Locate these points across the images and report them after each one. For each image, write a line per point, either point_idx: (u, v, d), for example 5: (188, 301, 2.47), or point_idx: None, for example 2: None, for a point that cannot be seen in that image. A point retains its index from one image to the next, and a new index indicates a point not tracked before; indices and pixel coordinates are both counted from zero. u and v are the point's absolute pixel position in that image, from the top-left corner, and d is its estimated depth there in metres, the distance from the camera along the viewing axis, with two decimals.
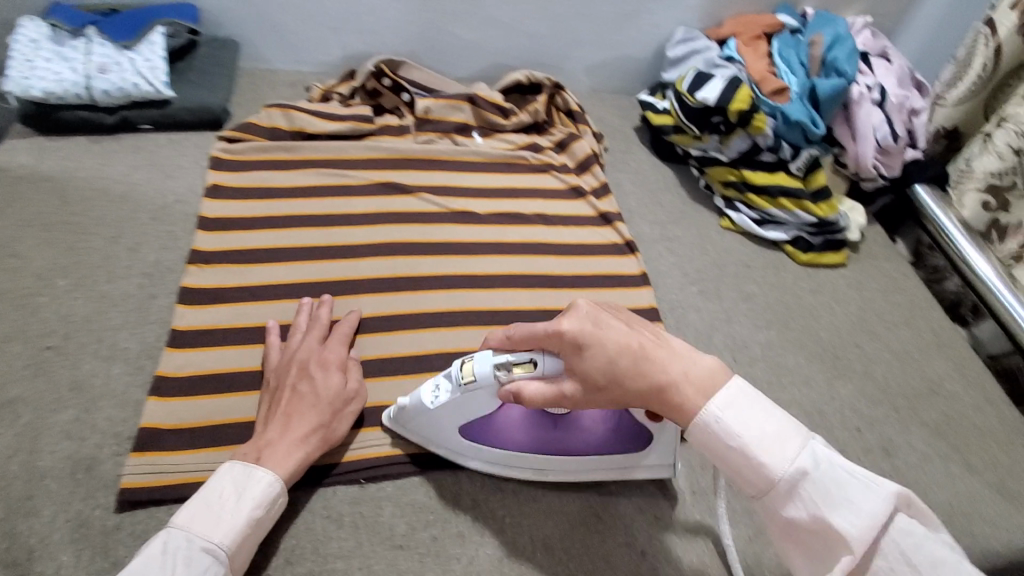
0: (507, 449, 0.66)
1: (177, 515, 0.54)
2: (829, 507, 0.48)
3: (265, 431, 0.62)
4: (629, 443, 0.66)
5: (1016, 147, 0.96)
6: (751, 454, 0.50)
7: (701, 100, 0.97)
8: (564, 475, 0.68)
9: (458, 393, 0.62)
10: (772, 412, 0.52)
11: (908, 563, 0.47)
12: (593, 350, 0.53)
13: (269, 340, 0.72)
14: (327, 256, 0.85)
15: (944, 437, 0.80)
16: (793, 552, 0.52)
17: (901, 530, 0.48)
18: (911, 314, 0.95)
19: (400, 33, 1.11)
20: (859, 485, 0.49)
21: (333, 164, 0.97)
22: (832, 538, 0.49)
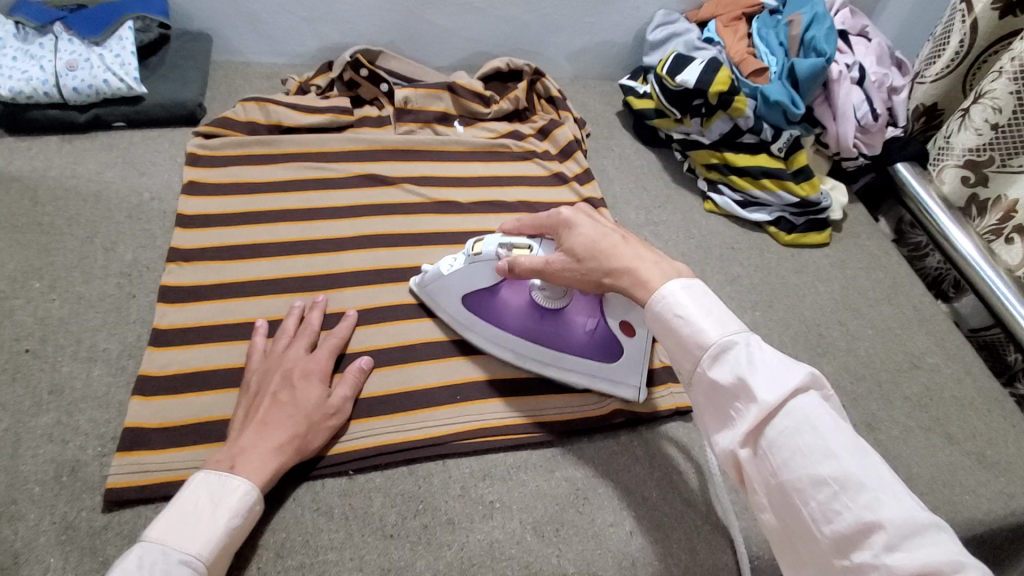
0: (496, 327, 0.75)
1: (149, 530, 0.52)
2: (748, 375, 0.46)
3: (240, 436, 0.61)
4: (603, 352, 0.73)
5: (993, 122, 0.96)
6: (688, 322, 0.50)
7: (680, 83, 0.97)
8: (541, 364, 0.75)
9: (467, 266, 0.72)
10: (717, 301, 0.51)
11: (811, 434, 0.43)
12: (579, 232, 0.61)
13: (255, 340, 0.71)
14: (310, 250, 0.84)
15: (925, 409, 0.82)
16: (708, 419, 0.49)
17: (812, 406, 0.44)
18: (893, 291, 0.97)
19: (377, 23, 1.09)
20: (777, 361, 0.46)
21: (313, 156, 0.96)
22: (742, 399, 0.46)
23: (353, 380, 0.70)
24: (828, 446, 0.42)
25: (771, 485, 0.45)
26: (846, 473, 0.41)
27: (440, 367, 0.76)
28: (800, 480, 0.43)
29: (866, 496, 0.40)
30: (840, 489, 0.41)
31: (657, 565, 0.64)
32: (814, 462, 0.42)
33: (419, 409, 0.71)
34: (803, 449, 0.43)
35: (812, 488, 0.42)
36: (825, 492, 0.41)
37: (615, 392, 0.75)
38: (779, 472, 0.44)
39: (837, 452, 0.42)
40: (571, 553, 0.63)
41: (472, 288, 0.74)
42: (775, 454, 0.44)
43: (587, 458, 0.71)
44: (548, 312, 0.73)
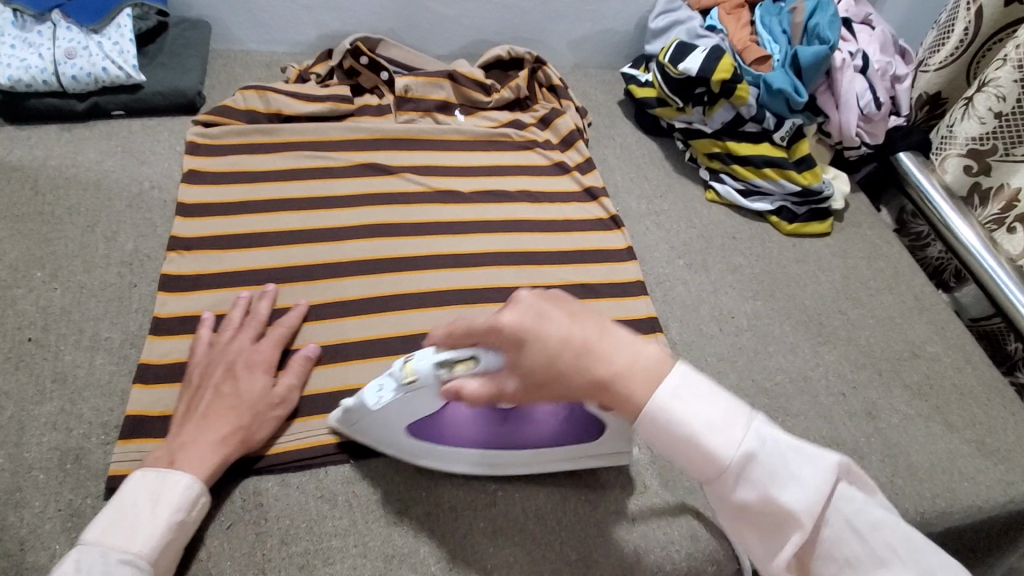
0: (464, 449, 0.64)
1: (87, 533, 0.52)
2: (782, 494, 0.44)
3: (180, 432, 0.61)
4: (585, 432, 0.64)
5: (997, 111, 0.96)
6: (700, 442, 0.44)
7: (683, 71, 0.97)
8: (528, 467, 0.66)
9: (400, 393, 0.58)
10: (712, 396, 0.46)
11: (859, 542, 0.44)
12: (535, 346, 0.47)
13: (199, 333, 0.69)
14: (309, 240, 0.84)
15: (925, 398, 0.82)
16: (747, 535, 0.47)
17: (847, 505, 0.44)
18: (894, 280, 0.96)
19: (377, 10, 1.08)
20: (800, 462, 0.44)
21: (313, 145, 0.95)
22: (785, 519, 0.44)
23: (299, 369, 0.69)
24: (874, 553, 0.43)
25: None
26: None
27: None
28: None
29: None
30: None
31: (658, 552, 0.64)
32: (866, 569, 0.43)
33: None
34: (854, 559, 0.44)
35: None
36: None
37: (606, 462, 0.68)
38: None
39: (887, 556, 0.43)
40: (572, 540, 0.64)
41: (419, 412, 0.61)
42: (827, 565, 0.45)
43: None
44: (512, 415, 0.63)
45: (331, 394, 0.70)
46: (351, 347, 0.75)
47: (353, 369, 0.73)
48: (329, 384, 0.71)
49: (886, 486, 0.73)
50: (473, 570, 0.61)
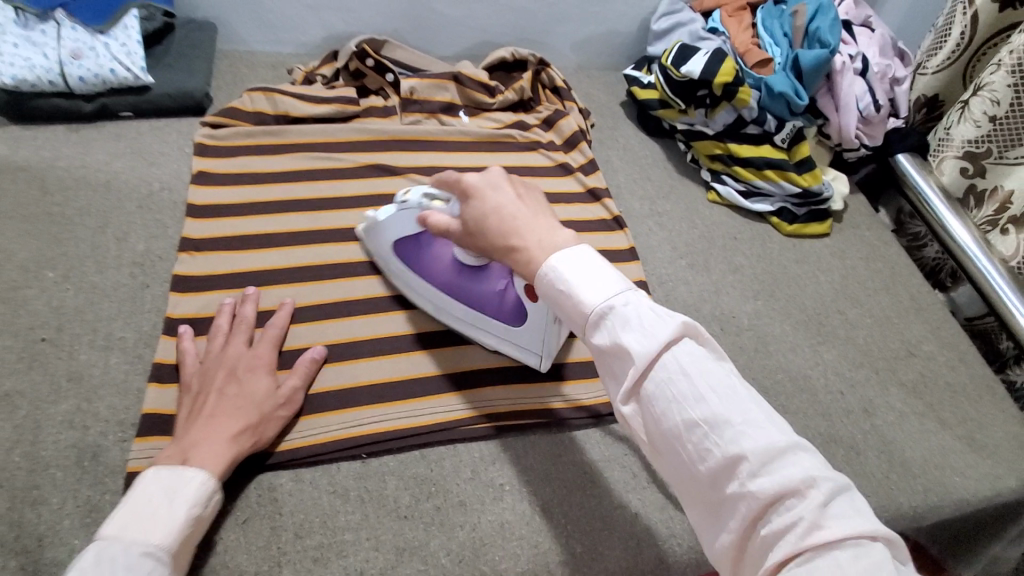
0: (420, 277, 0.78)
1: (102, 529, 0.51)
2: (626, 336, 0.46)
3: (187, 432, 0.61)
4: (512, 317, 0.75)
5: (991, 115, 0.97)
6: (569, 289, 0.49)
7: (686, 73, 0.98)
8: (460, 322, 0.78)
9: (398, 212, 0.75)
10: (601, 263, 0.50)
11: (686, 382, 0.44)
12: (480, 203, 0.58)
13: (183, 346, 0.70)
14: (318, 240, 0.85)
15: (920, 395, 0.84)
16: (603, 381, 0.50)
17: (686, 354, 0.45)
18: (891, 280, 0.98)
19: (383, 12, 1.09)
20: (654, 317, 0.46)
21: (320, 146, 0.96)
22: (625, 359, 0.46)
23: (306, 371, 0.70)
24: (697, 391, 0.44)
25: (652, 434, 0.46)
26: (714, 412, 0.43)
27: (451, 355, 0.78)
28: (679, 429, 0.44)
29: (733, 431, 0.42)
30: (709, 427, 0.43)
31: (660, 545, 0.66)
32: (687, 407, 0.44)
33: (431, 395, 0.74)
34: (678, 396, 0.44)
35: (689, 434, 0.44)
36: (695, 431, 0.43)
37: (519, 355, 0.77)
38: (658, 422, 0.45)
39: (708, 395, 0.43)
40: (577, 534, 0.66)
41: (402, 231, 0.77)
42: (657, 408, 0.45)
43: (593, 443, 0.73)
44: (467, 268, 0.75)
45: (341, 392, 0.72)
46: (362, 345, 0.77)
47: (365, 367, 0.75)
48: (338, 382, 0.73)
49: (881, 481, 0.74)
50: (481, 562, 0.62)
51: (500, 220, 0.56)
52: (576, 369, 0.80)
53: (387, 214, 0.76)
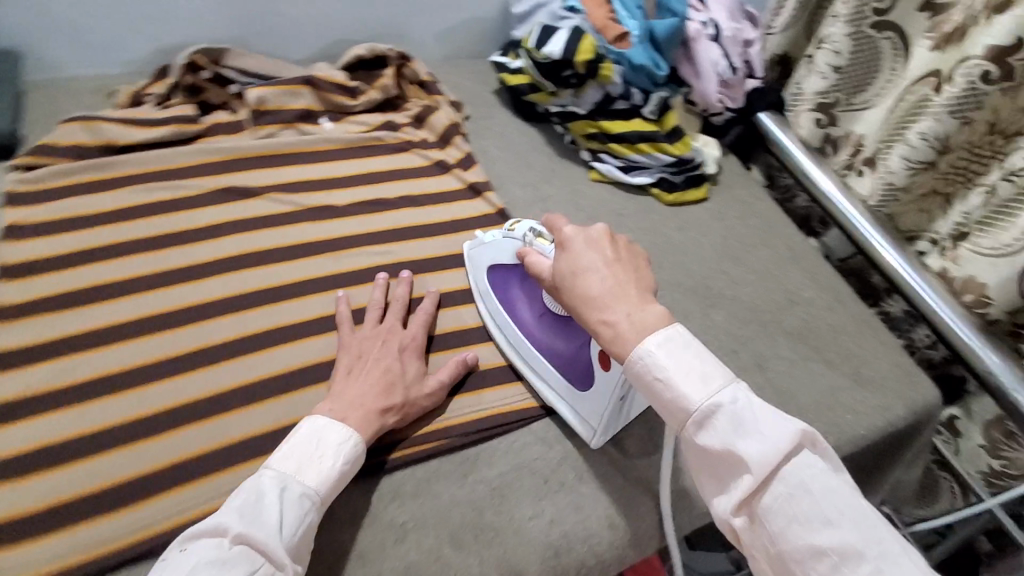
0: (503, 310, 0.79)
1: (273, 459, 0.58)
2: (735, 436, 0.54)
3: (343, 391, 0.66)
4: (577, 378, 0.73)
5: (835, 65, 1.02)
6: (672, 382, 0.56)
7: (548, 54, 0.96)
8: (526, 366, 0.77)
9: (500, 240, 0.79)
10: (703, 352, 0.58)
11: (807, 504, 0.52)
12: (567, 257, 0.65)
13: (341, 310, 0.76)
14: (167, 282, 0.76)
15: (806, 341, 0.88)
16: (706, 482, 0.57)
17: (803, 467, 0.53)
18: (769, 235, 1.03)
19: (217, 18, 0.99)
20: (767, 423, 0.54)
21: (159, 175, 0.85)
22: (739, 467, 0.54)
23: (453, 370, 0.73)
24: (821, 514, 0.51)
25: (768, 549, 0.53)
26: (845, 543, 0.49)
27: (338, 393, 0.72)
28: (806, 553, 0.51)
29: (865, 563, 0.48)
30: (840, 559, 0.49)
31: (577, 547, 0.65)
32: (812, 530, 0.51)
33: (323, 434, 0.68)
34: (802, 518, 0.51)
35: (815, 559, 0.50)
36: (825, 562, 0.50)
37: (575, 424, 0.72)
38: (777, 539, 0.52)
39: (834, 521, 0.51)
40: (490, 557, 0.62)
41: (500, 262, 0.80)
42: (776, 524, 0.52)
43: (499, 455, 0.71)
44: (552, 316, 0.76)
45: (215, 452, 0.65)
46: (234, 394, 0.69)
47: (242, 417, 0.68)
48: (206, 443, 0.66)
49: None
50: None
51: (587, 285, 0.63)
52: (477, 379, 0.76)
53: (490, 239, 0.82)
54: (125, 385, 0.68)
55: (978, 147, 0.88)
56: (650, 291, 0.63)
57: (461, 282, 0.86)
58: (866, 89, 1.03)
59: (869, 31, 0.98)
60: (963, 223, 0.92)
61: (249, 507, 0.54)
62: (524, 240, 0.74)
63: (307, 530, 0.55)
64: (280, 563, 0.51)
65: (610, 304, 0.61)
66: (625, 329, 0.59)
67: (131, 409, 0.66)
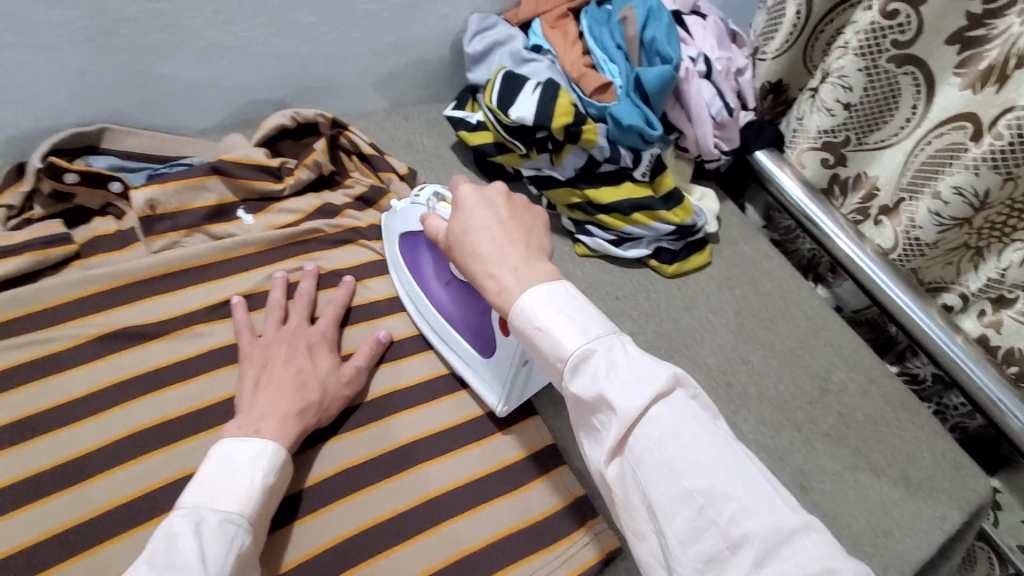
0: (414, 281, 0.75)
1: (185, 496, 0.51)
2: (604, 384, 0.44)
3: (253, 404, 0.61)
4: (483, 345, 0.70)
5: (845, 102, 0.89)
6: (544, 327, 0.47)
7: (516, 119, 0.79)
8: (436, 337, 0.74)
9: (408, 206, 0.73)
10: (578, 298, 0.49)
11: (675, 447, 0.42)
12: (460, 217, 0.56)
13: (237, 317, 0.69)
14: (34, 493, 0.56)
15: (846, 443, 0.76)
16: (580, 435, 0.47)
17: (676, 409, 0.44)
18: (783, 303, 0.89)
19: (85, 92, 0.76)
20: (639, 368, 0.45)
21: (14, 327, 0.64)
22: (608, 413, 0.44)
23: (369, 351, 0.70)
24: (690, 457, 0.42)
25: (637, 501, 0.44)
26: (711, 484, 0.41)
27: None
28: (672, 501, 0.41)
29: (733, 506, 0.40)
30: (707, 503, 0.40)
31: None
32: (682, 474, 0.42)
33: None
34: (669, 464, 0.42)
35: (682, 507, 0.41)
36: (692, 508, 0.41)
37: (483, 391, 0.70)
38: (647, 489, 0.42)
39: (703, 463, 0.42)
40: None
41: (408, 228, 0.74)
42: (643, 474, 0.43)
43: None
44: (459, 283, 0.72)
45: None
46: None
47: None
48: None
49: None
50: None
51: (474, 243, 0.54)
52: (471, 565, 0.61)
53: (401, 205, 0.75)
54: None
55: (1020, 203, 0.77)
56: (545, 251, 0.55)
57: (433, 423, 0.69)
58: (882, 127, 0.89)
59: (886, 66, 0.85)
60: (997, 283, 0.83)
61: (160, 552, 0.46)
62: (427, 205, 0.67)
63: (242, 554, 0.50)
64: None
65: (501, 262, 0.53)
66: (514, 285, 0.51)
67: None
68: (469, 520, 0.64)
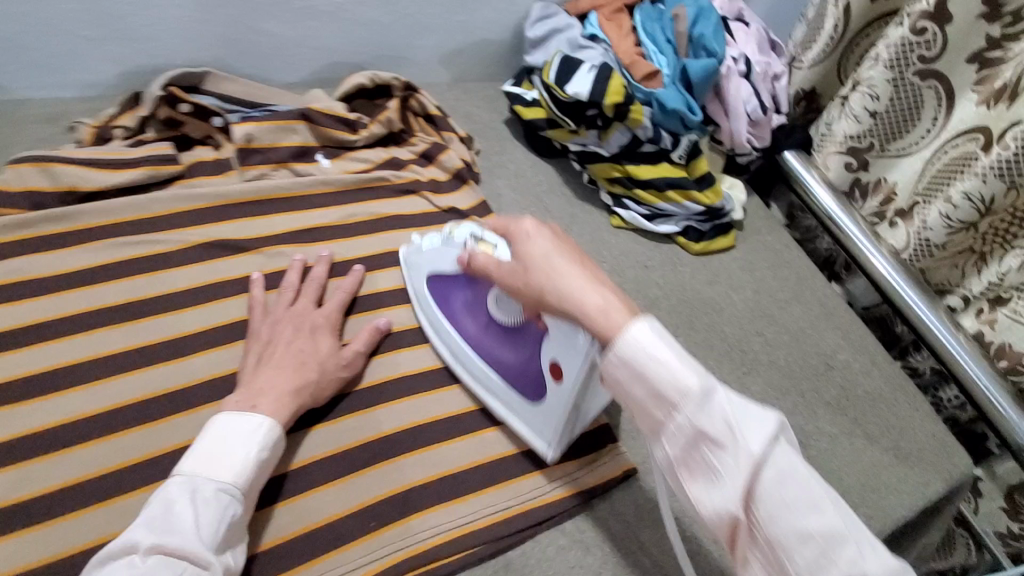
0: (449, 325, 0.75)
1: (182, 463, 0.54)
2: (734, 427, 0.46)
3: (254, 378, 0.63)
4: (529, 391, 0.70)
5: (872, 109, 0.97)
6: (660, 372, 0.48)
7: (572, 95, 0.88)
8: (473, 381, 0.74)
9: (440, 245, 0.74)
10: (680, 347, 0.50)
11: (794, 492, 0.45)
12: (535, 247, 0.57)
13: (254, 292, 0.72)
14: (141, 362, 0.66)
15: (844, 412, 0.84)
16: (688, 480, 0.48)
17: (788, 458, 0.46)
18: (798, 288, 0.97)
19: (195, 38, 0.86)
20: (752, 417, 0.47)
21: (127, 228, 0.74)
22: (730, 462, 0.46)
23: (368, 338, 0.73)
24: (808, 499, 0.45)
25: (756, 537, 0.46)
26: (831, 527, 0.44)
27: (353, 486, 0.65)
28: (793, 541, 0.44)
29: (850, 548, 0.44)
30: (827, 544, 0.44)
31: None
32: (802, 518, 0.45)
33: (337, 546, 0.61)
34: (792, 504, 0.45)
35: (803, 546, 0.44)
36: (813, 548, 0.44)
37: (530, 436, 0.71)
38: (768, 528, 0.45)
39: (819, 505, 0.45)
40: None
41: (439, 267, 0.75)
42: (766, 517, 0.45)
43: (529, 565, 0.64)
44: (496, 326, 0.72)
45: None
46: None
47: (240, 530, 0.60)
48: None
49: None
50: None
51: (562, 272, 0.55)
52: (504, 469, 0.70)
53: (431, 243, 0.76)
54: (95, 497, 0.57)
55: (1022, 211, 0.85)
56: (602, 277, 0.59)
57: None
58: (903, 137, 0.97)
59: (912, 79, 0.92)
60: (997, 286, 0.89)
61: (159, 517, 0.50)
62: (465, 244, 0.68)
63: (232, 523, 0.53)
64: (205, 563, 0.49)
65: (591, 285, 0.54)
66: (616, 307, 0.52)
67: (98, 531, 0.56)
68: (435, 452, 0.69)
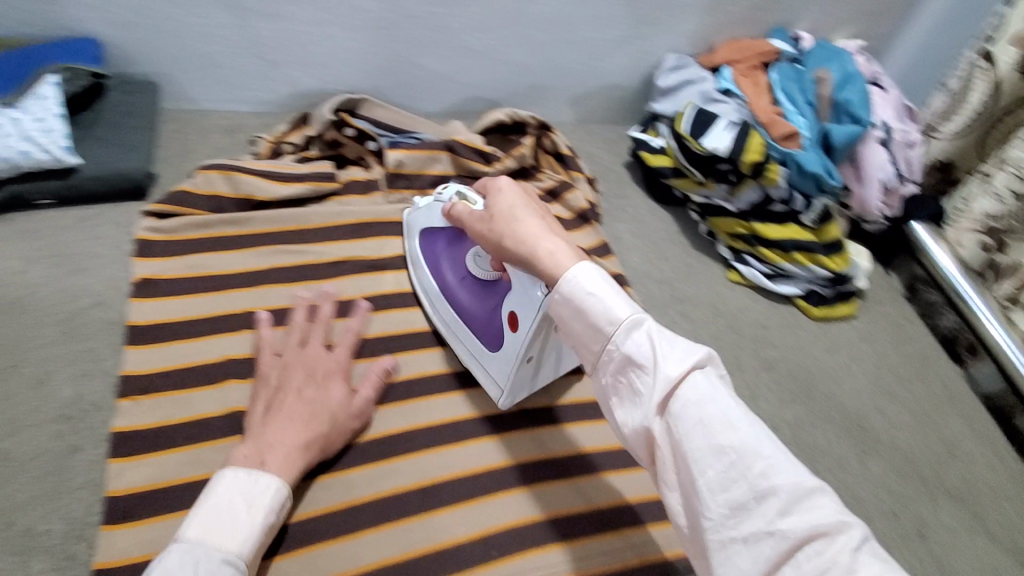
0: (429, 275, 0.78)
1: (185, 529, 0.50)
2: (657, 352, 0.45)
3: (263, 430, 0.59)
4: (490, 340, 0.72)
5: (1016, 189, 0.94)
6: (593, 307, 0.48)
7: (708, 148, 0.89)
8: (443, 327, 0.77)
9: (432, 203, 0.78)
10: (613, 283, 0.48)
11: (709, 410, 0.42)
12: (502, 198, 0.57)
13: (260, 332, 0.69)
14: None
15: (970, 507, 0.79)
16: (615, 405, 0.48)
17: (706, 383, 0.44)
18: (922, 367, 0.93)
19: (360, 67, 0.94)
20: (674, 345, 0.46)
21: (290, 236, 0.81)
22: (650, 381, 0.45)
23: (376, 381, 0.70)
24: (723, 416, 0.42)
25: (672, 457, 0.44)
26: (741, 440, 0.41)
27: (478, 512, 0.66)
28: (702, 453, 0.42)
29: (760, 463, 0.40)
30: (739, 458, 0.40)
31: None
32: (717, 433, 0.42)
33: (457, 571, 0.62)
34: (705, 421, 0.42)
35: (713, 459, 0.41)
36: (722, 462, 0.41)
37: (490, 386, 0.73)
38: (680, 442, 0.43)
39: (736, 422, 0.42)
40: None
41: (432, 224, 0.78)
42: (679, 430, 0.43)
43: None
44: (473, 280, 0.75)
45: None
46: (367, 510, 0.63)
47: (376, 539, 0.62)
48: (338, 569, 0.59)
49: None
50: None
51: (521, 226, 0.55)
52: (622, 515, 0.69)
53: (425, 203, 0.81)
54: None
55: None
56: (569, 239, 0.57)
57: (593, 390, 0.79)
58: None
59: None
60: None
61: None
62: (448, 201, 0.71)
63: None
64: None
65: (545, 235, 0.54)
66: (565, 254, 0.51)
67: None
68: (464, 512, 0.65)
